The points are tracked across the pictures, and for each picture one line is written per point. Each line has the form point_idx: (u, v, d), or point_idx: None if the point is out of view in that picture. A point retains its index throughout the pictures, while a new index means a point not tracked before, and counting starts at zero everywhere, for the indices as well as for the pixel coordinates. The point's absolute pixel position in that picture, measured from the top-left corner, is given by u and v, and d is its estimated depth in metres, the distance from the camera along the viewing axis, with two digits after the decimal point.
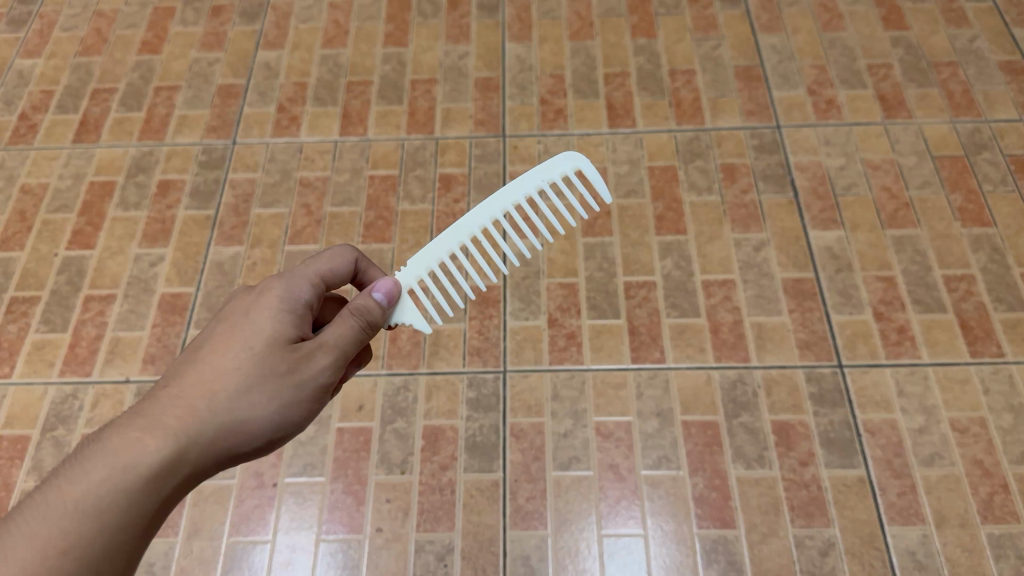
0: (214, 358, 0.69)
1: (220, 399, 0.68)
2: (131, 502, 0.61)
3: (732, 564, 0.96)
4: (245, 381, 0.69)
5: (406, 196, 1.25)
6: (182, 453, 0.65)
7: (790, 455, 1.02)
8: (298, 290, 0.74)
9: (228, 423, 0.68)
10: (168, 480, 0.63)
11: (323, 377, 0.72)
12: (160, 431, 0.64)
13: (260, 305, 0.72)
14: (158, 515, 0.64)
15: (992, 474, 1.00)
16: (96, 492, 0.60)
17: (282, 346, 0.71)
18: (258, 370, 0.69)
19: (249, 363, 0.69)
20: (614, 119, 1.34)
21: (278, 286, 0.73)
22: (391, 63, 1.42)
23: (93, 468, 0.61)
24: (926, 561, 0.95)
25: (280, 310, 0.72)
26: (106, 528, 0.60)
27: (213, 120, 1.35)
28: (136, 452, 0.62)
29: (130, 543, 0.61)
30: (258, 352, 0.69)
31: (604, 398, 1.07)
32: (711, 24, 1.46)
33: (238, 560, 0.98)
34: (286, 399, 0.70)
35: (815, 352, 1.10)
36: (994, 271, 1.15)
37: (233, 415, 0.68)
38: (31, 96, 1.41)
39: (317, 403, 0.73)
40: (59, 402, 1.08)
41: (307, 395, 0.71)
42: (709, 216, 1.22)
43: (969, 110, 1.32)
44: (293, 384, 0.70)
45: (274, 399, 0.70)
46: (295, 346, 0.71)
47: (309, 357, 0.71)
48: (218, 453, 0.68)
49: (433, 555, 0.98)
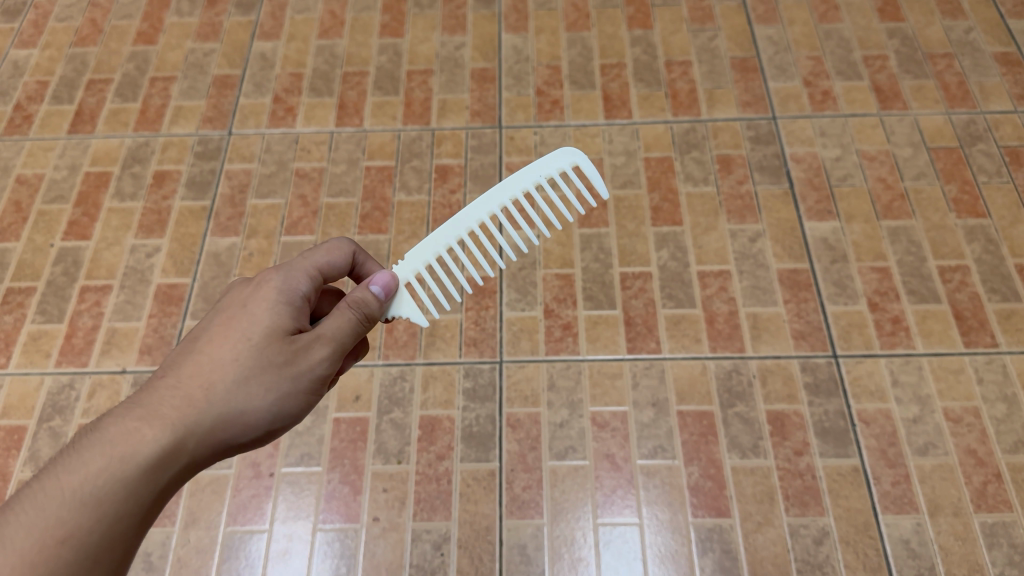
0: (212, 350, 0.69)
1: (217, 390, 0.68)
2: (130, 492, 0.61)
3: (728, 552, 0.97)
4: (243, 372, 0.69)
5: (402, 187, 1.25)
6: (180, 444, 0.65)
7: (785, 445, 1.03)
8: (297, 281, 0.74)
9: (226, 414, 0.68)
10: (166, 471, 0.64)
11: (323, 368, 0.72)
12: (158, 421, 0.64)
13: (258, 296, 0.72)
14: (156, 505, 0.64)
15: (985, 463, 1.00)
16: (95, 482, 0.60)
17: (280, 337, 0.71)
18: (257, 361, 0.69)
19: (247, 355, 0.69)
20: (610, 110, 1.34)
21: (277, 277, 0.73)
22: (387, 54, 1.42)
23: (91, 457, 0.61)
24: (920, 550, 0.95)
25: (277, 301, 0.72)
26: (105, 517, 0.60)
27: (209, 111, 1.35)
28: (135, 442, 0.62)
29: (128, 532, 0.62)
30: (256, 344, 0.70)
31: (600, 389, 1.08)
32: (707, 16, 1.46)
33: (235, 549, 0.99)
34: (284, 390, 0.70)
35: (810, 342, 1.10)
36: (988, 262, 1.15)
37: (231, 405, 0.68)
38: (26, 87, 1.40)
39: (315, 395, 0.73)
40: (55, 392, 1.09)
41: (304, 387, 0.71)
42: (705, 207, 1.23)
43: (964, 102, 1.32)
44: (291, 376, 0.70)
45: (272, 390, 0.70)
46: (293, 338, 0.71)
47: (307, 349, 0.71)
48: (216, 443, 0.68)
49: (430, 544, 0.98)
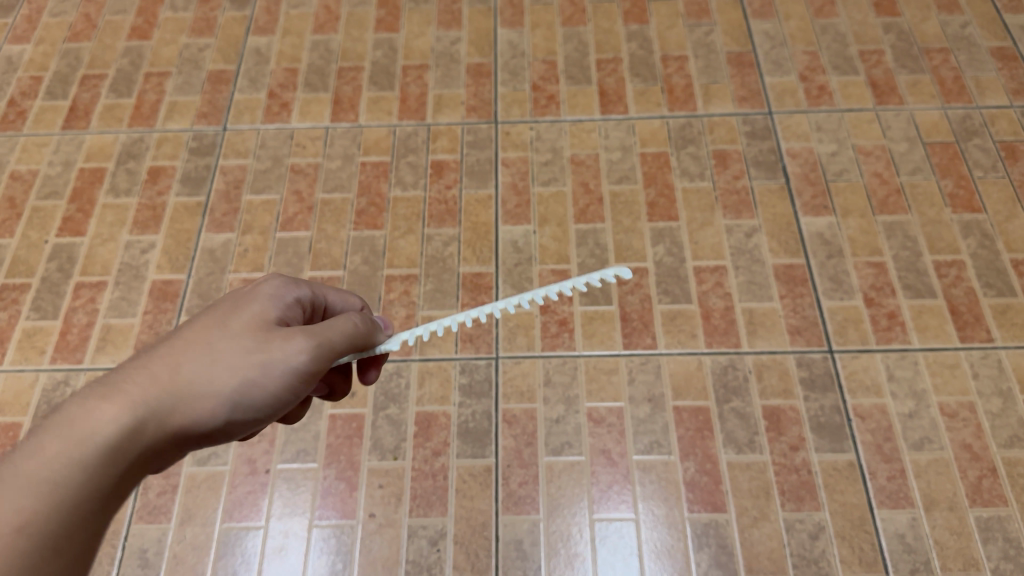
0: (186, 335, 0.62)
1: (188, 375, 0.60)
2: (89, 475, 0.52)
3: (723, 547, 0.97)
4: (215, 354, 0.62)
5: (398, 183, 1.25)
6: (144, 427, 0.56)
7: (780, 440, 1.03)
8: (287, 289, 0.69)
9: (197, 402, 0.60)
10: (124, 461, 0.55)
11: (305, 360, 0.64)
12: (122, 400, 0.56)
13: (244, 297, 0.67)
14: (111, 503, 0.54)
15: (981, 458, 1.01)
16: (48, 462, 0.51)
17: (264, 329, 0.64)
18: (236, 349, 0.63)
19: (224, 341, 0.62)
20: (606, 105, 1.34)
21: (267, 283, 0.69)
22: (382, 49, 1.42)
23: (47, 437, 0.52)
24: (915, 544, 0.96)
25: (266, 301, 0.67)
26: (59, 503, 0.50)
27: (203, 107, 1.35)
28: (93, 421, 0.54)
29: (86, 527, 0.51)
30: (236, 333, 0.63)
31: (596, 384, 1.08)
32: (704, 10, 1.45)
33: (231, 545, 0.99)
34: (263, 381, 0.63)
35: (806, 338, 1.10)
36: (984, 256, 1.15)
37: (195, 387, 0.60)
38: (20, 82, 1.40)
39: (299, 393, 0.65)
40: (50, 389, 1.08)
41: (290, 379, 0.64)
42: (701, 202, 1.22)
43: (960, 97, 1.32)
44: (273, 363, 0.63)
45: (250, 378, 0.62)
46: (277, 329, 0.65)
47: (293, 336, 0.64)
48: (180, 436, 0.59)
49: (427, 540, 0.98)
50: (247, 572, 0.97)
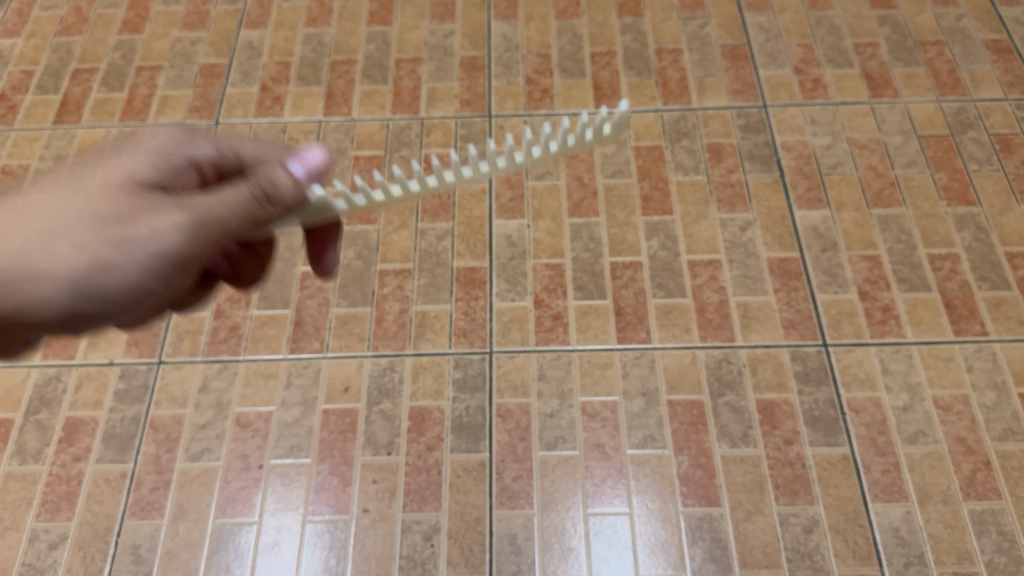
0: (41, 194, 0.62)
1: (26, 237, 0.59)
2: None
3: (717, 541, 0.97)
4: (63, 218, 0.60)
5: (391, 177, 1.25)
6: None
7: (774, 434, 1.03)
8: (178, 155, 0.69)
9: (29, 272, 0.59)
10: None
11: (172, 240, 0.61)
12: None
13: (124, 158, 0.66)
14: None
15: (975, 451, 1.00)
16: None
17: (123, 195, 0.63)
18: (85, 212, 0.61)
19: (74, 203, 0.61)
20: (600, 98, 1.33)
21: (159, 142, 0.69)
22: (375, 42, 1.41)
23: None
24: (909, 538, 0.96)
25: (142, 164, 0.66)
26: None
27: (195, 101, 1.34)
28: None
29: None
30: (92, 198, 0.61)
31: (590, 378, 1.08)
32: (698, 3, 1.45)
33: (224, 541, 0.98)
34: (114, 256, 0.60)
35: (800, 331, 1.10)
36: (979, 249, 1.15)
37: (38, 258, 0.59)
38: (11, 77, 1.39)
39: (164, 275, 0.63)
40: (42, 384, 1.08)
41: (148, 259, 0.61)
42: (696, 196, 1.22)
43: (955, 89, 1.31)
44: (126, 237, 0.60)
45: (96, 252, 0.60)
46: (139, 198, 0.63)
47: (154, 213, 0.62)
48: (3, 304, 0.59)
49: (420, 535, 0.98)
50: (240, 567, 0.97)
